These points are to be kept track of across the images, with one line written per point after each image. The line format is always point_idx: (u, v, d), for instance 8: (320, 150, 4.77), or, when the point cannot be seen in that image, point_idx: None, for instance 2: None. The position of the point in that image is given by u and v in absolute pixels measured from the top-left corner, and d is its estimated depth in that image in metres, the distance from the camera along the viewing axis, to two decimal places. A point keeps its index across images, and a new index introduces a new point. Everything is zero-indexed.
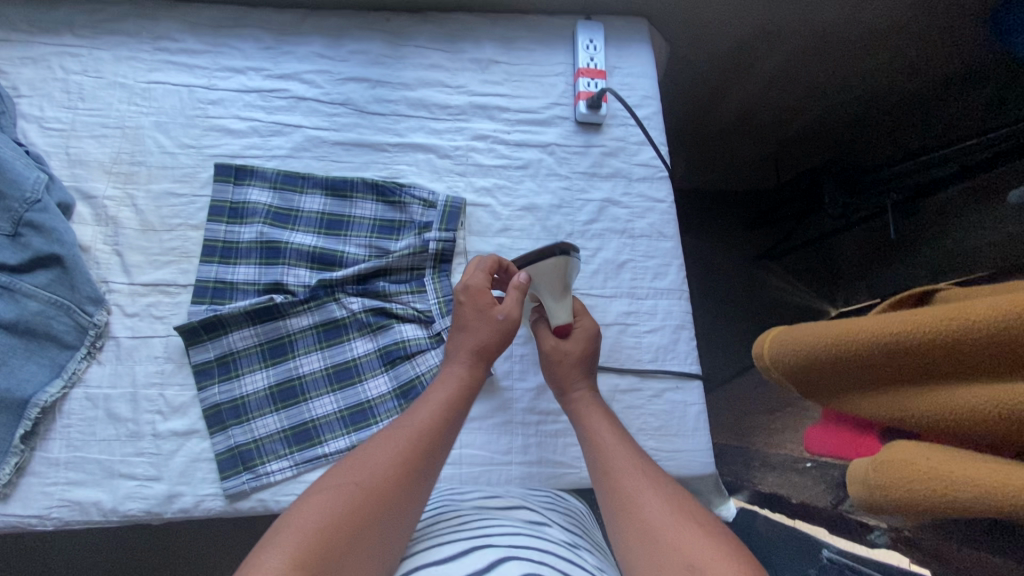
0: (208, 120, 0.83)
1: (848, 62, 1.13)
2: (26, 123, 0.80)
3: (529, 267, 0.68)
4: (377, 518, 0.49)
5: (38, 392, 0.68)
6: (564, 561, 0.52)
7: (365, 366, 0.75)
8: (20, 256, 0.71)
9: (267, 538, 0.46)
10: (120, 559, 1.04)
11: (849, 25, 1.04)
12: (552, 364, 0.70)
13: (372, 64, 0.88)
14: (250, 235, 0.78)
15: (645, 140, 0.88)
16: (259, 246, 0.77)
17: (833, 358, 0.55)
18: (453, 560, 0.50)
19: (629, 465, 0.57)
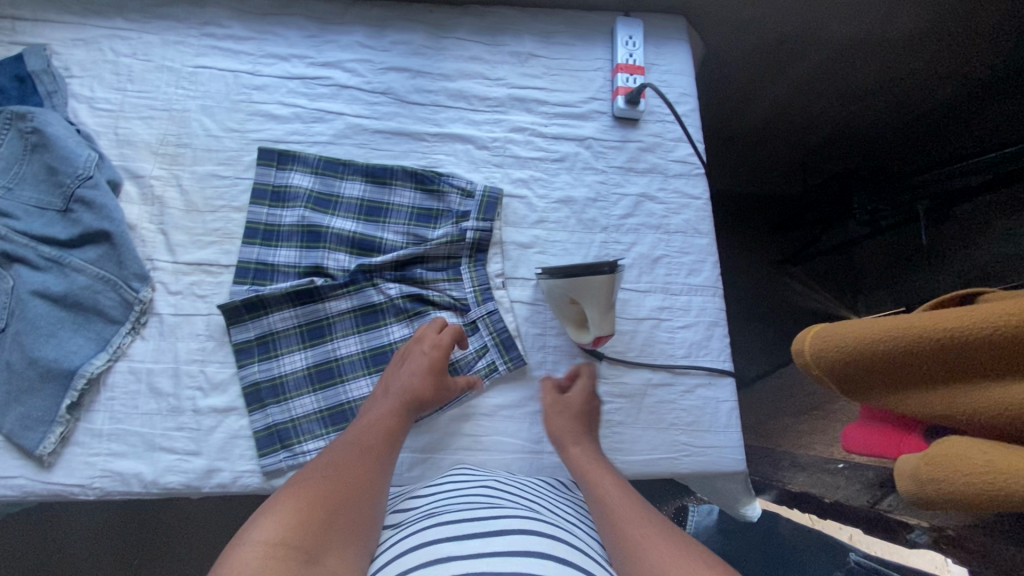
0: (252, 105, 0.84)
1: (882, 71, 1.12)
2: (77, 103, 0.82)
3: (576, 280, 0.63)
4: (338, 519, 0.54)
5: (85, 363, 0.70)
6: (574, 552, 0.54)
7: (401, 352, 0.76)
8: (71, 232, 0.73)
9: (245, 535, 0.51)
10: (132, 539, 1.06)
11: (881, 31, 1.03)
12: (550, 421, 0.72)
13: (413, 55, 0.89)
14: (292, 219, 0.79)
15: (682, 137, 0.88)
16: (301, 230, 0.78)
17: (870, 359, 0.55)
18: (462, 546, 0.52)
19: (632, 512, 0.59)
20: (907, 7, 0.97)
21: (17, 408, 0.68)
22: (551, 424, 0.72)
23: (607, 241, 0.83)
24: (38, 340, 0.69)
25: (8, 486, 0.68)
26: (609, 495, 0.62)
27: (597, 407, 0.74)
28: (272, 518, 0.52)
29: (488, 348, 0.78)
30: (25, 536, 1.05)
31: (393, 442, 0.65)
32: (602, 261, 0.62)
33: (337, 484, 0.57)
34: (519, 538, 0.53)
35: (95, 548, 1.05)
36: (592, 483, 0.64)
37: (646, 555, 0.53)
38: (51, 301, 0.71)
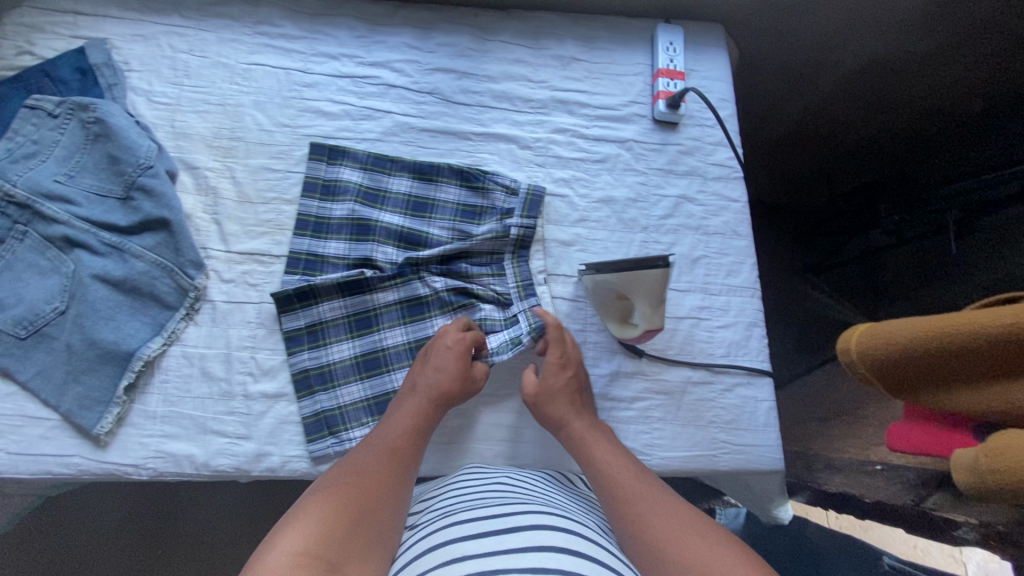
0: (304, 102, 0.87)
1: (910, 84, 1.13)
2: (135, 96, 0.85)
3: (629, 274, 0.64)
4: (361, 525, 0.55)
5: (142, 346, 0.72)
6: (593, 546, 0.54)
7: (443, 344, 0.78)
8: (131, 219, 0.76)
9: (271, 538, 0.52)
10: (162, 527, 1.06)
11: (922, 37, 1.03)
12: (542, 408, 0.71)
13: (458, 56, 0.91)
14: (342, 212, 0.81)
15: (721, 141, 0.90)
16: (351, 222, 0.80)
17: (929, 355, 0.56)
18: (481, 544, 0.52)
19: (646, 488, 0.61)
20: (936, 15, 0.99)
21: (76, 388, 0.70)
22: (543, 411, 0.71)
23: (647, 241, 0.85)
24: (99, 322, 0.72)
25: (64, 464, 0.69)
26: (617, 480, 0.63)
27: (579, 374, 0.74)
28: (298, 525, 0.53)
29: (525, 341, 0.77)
30: (50, 525, 1.05)
31: (414, 449, 0.66)
32: (656, 255, 0.63)
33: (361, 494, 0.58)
34: (533, 533, 0.53)
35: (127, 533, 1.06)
36: (599, 468, 0.65)
37: (663, 545, 0.54)
38: (110, 286, 0.74)
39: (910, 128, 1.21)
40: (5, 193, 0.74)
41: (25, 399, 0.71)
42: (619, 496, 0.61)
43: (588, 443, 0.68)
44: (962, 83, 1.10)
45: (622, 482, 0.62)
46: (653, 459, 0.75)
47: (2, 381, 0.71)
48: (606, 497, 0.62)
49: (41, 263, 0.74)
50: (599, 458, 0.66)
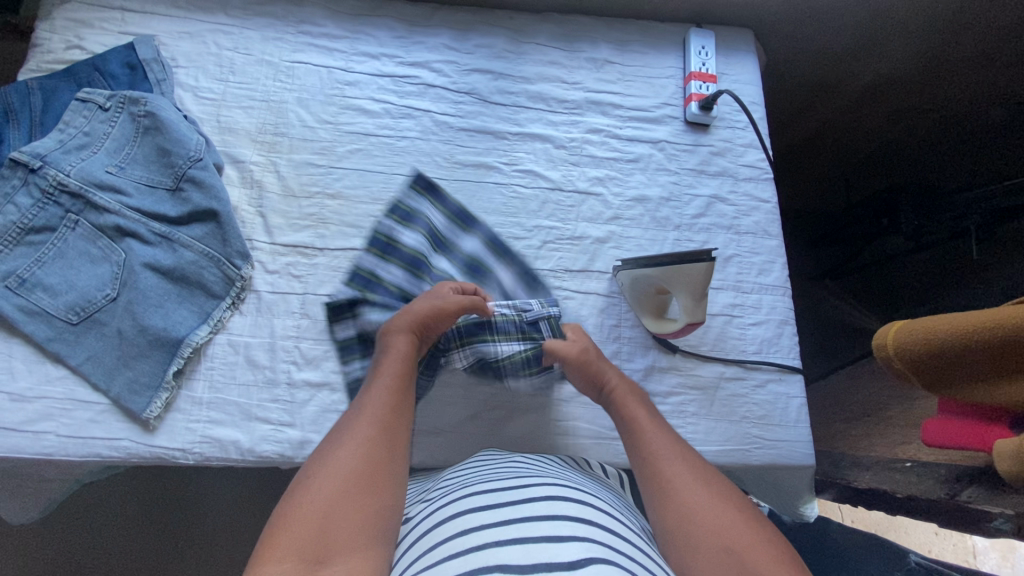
0: (345, 99, 0.89)
1: (934, 89, 1.14)
2: (182, 91, 0.87)
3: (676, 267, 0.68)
4: (355, 484, 0.51)
5: (190, 333, 0.74)
6: (608, 517, 0.55)
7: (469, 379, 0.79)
8: (181, 209, 0.78)
9: (270, 532, 0.47)
10: (188, 519, 1.07)
11: (953, 42, 1.04)
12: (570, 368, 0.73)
13: (495, 58, 0.93)
14: (410, 240, 0.82)
15: (751, 144, 0.92)
16: (415, 253, 0.81)
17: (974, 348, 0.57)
18: (497, 514, 0.52)
19: (674, 452, 0.61)
20: (968, 20, 1.00)
21: (127, 372, 0.72)
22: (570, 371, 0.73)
23: (679, 239, 0.86)
24: (149, 310, 0.73)
25: (113, 447, 0.71)
26: (649, 442, 0.62)
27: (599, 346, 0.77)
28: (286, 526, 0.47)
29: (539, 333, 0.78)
30: (80, 515, 1.06)
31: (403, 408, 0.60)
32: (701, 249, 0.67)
33: (350, 471, 0.52)
34: (548, 503, 0.54)
35: (155, 523, 1.07)
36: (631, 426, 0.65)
37: (688, 513, 0.54)
38: (160, 274, 0.75)
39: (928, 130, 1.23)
40: (58, 182, 0.76)
41: (76, 383, 0.72)
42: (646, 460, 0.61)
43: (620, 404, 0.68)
44: (985, 91, 1.10)
45: (651, 447, 0.62)
46: None
47: (54, 365, 0.73)
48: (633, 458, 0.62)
49: (92, 251, 0.76)
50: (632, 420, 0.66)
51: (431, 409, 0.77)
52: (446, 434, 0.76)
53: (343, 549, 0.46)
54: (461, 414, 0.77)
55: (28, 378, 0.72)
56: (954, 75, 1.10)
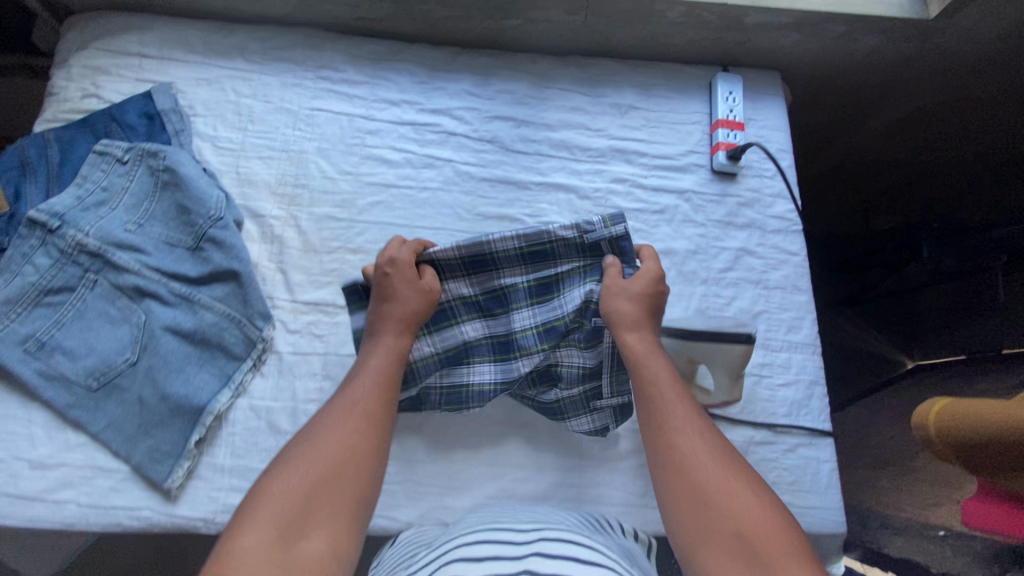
0: (366, 149, 0.87)
1: (955, 128, 1.11)
2: (200, 141, 0.85)
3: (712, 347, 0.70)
4: (333, 476, 0.55)
5: (212, 400, 0.72)
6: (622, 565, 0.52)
7: (521, 385, 0.78)
8: (201, 269, 0.76)
9: (249, 509, 0.51)
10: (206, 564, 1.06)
11: (978, 84, 1.01)
12: (608, 300, 0.71)
13: (518, 104, 0.91)
14: (457, 290, 0.76)
15: (780, 194, 0.90)
16: (478, 299, 0.76)
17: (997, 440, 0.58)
18: (509, 547, 0.51)
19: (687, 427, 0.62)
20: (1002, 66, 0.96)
21: (148, 440, 0.71)
22: (610, 306, 0.71)
23: (707, 294, 0.84)
24: (170, 375, 0.72)
25: (134, 517, 0.70)
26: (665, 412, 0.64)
27: (662, 294, 0.73)
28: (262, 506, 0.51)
29: (600, 255, 0.76)
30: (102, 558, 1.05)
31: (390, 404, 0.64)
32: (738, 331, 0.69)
33: (332, 461, 0.56)
34: (560, 544, 0.52)
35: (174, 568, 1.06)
36: (645, 389, 0.66)
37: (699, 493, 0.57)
38: (180, 337, 0.74)
39: (945, 165, 1.20)
40: (77, 242, 0.74)
41: (96, 450, 0.71)
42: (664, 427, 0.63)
43: (646, 361, 0.67)
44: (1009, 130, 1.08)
45: (667, 420, 0.63)
46: None
47: (74, 431, 0.72)
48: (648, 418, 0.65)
49: (111, 312, 0.74)
50: (650, 380, 0.66)
51: (456, 467, 0.76)
52: (473, 494, 0.74)
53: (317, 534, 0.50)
54: (485, 474, 0.75)
55: (49, 445, 0.71)
56: (980, 113, 1.07)
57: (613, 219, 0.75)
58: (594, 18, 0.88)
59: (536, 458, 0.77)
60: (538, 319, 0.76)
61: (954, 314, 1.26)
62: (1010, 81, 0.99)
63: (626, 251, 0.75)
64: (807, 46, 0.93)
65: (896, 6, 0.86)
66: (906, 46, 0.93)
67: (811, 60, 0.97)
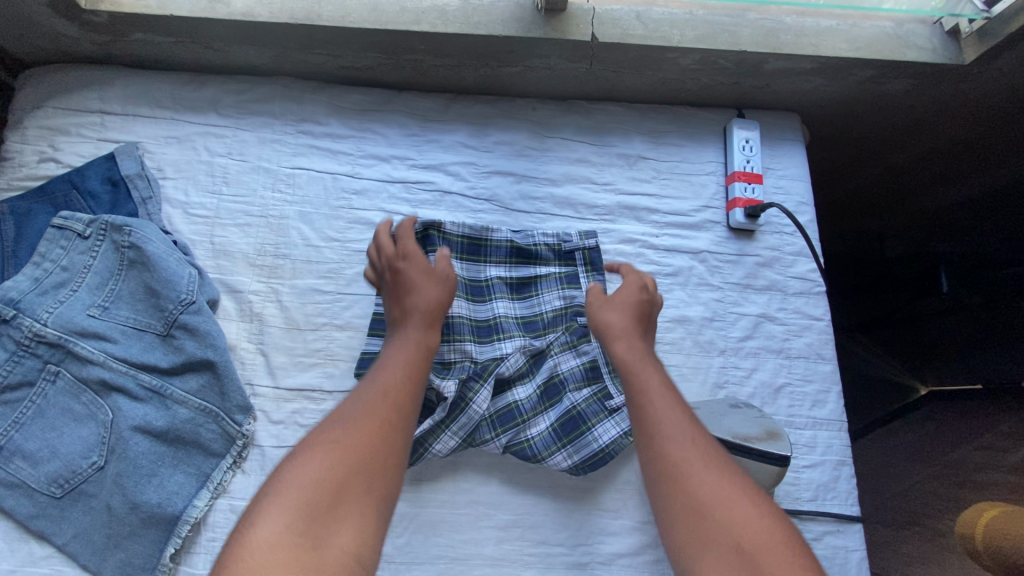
0: (353, 212, 0.80)
1: (967, 168, 1.06)
2: (170, 208, 0.78)
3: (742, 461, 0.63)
4: (355, 474, 0.52)
5: (188, 506, 0.66)
6: None
7: (532, 404, 0.74)
8: (172, 359, 0.69)
9: (262, 505, 0.50)
10: None
11: (991, 133, 0.97)
12: (596, 314, 0.70)
13: (518, 157, 0.84)
14: (454, 266, 0.78)
15: (801, 252, 0.83)
16: (465, 281, 0.79)
17: None
18: None
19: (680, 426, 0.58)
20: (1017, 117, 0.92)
21: (118, 554, 0.64)
22: (598, 317, 0.70)
23: (725, 366, 0.78)
24: (140, 482, 0.65)
25: None
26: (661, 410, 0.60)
27: (653, 304, 0.73)
28: (274, 499, 0.50)
29: (575, 262, 0.81)
30: None
31: (416, 390, 0.60)
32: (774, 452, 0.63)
33: (354, 456, 0.53)
34: None
35: None
36: (641, 388, 0.62)
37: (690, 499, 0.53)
38: (152, 437, 0.67)
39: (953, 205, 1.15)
40: (34, 333, 0.68)
41: (63, 563, 0.65)
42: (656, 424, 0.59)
43: (638, 364, 0.65)
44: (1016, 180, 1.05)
45: (657, 418, 0.59)
46: None
47: (38, 543, 0.66)
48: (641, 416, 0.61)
49: (75, 408, 0.68)
50: (642, 382, 0.63)
51: (458, 568, 0.68)
52: None
53: (335, 541, 0.48)
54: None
55: (10, 559, 0.65)
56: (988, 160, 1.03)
57: (586, 234, 0.81)
58: (600, 66, 0.81)
59: (545, 556, 0.69)
60: (518, 312, 0.79)
61: (968, 346, 1.20)
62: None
63: (597, 263, 0.81)
64: (831, 90, 0.86)
65: (929, 50, 0.79)
66: (937, 89, 0.86)
67: (832, 103, 0.90)
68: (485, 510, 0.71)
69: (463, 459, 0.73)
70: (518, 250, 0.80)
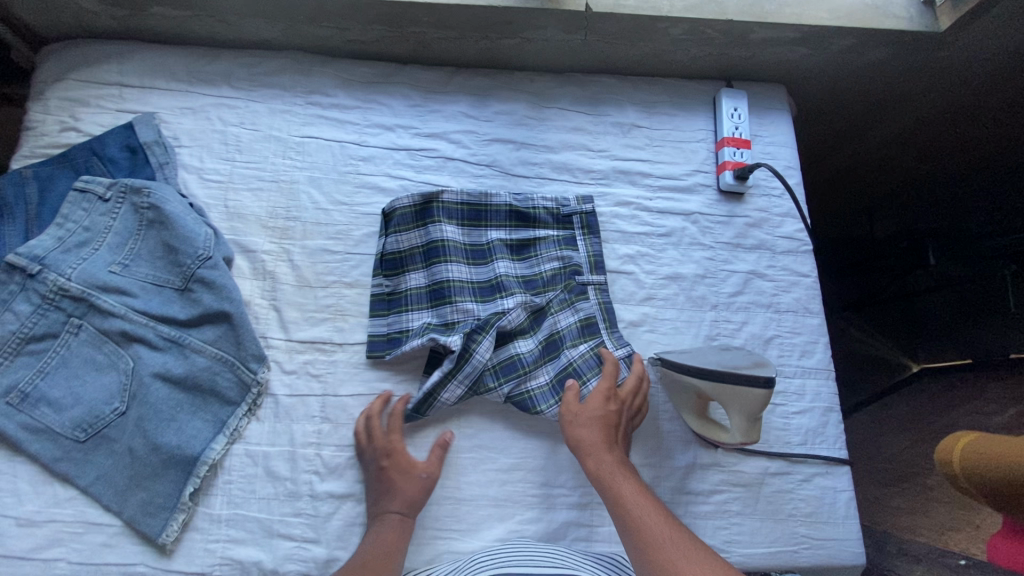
0: (360, 177, 0.84)
1: (965, 135, 1.07)
2: (186, 173, 0.82)
3: (725, 385, 0.63)
4: None
5: (206, 449, 0.69)
6: None
7: (532, 358, 0.77)
8: (190, 311, 0.73)
9: None
10: None
11: (974, 100, 0.99)
12: (567, 427, 0.70)
13: (517, 126, 0.88)
14: (453, 235, 0.81)
15: (788, 213, 0.87)
16: (465, 247, 0.81)
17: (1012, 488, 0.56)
18: None
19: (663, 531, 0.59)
20: (996, 83, 0.94)
21: (139, 493, 0.68)
22: (570, 432, 0.70)
23: (717, 320, 0.82)
24: (161, 425, 0.69)
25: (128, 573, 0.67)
26: (642, 522, 0.60)
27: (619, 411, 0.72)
28: None
29: (572, 225, 0.84)
30: None
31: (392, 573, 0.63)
32: (756, 372, 0.61)
33: None
34: None
35: None
36: (621, 504, 0.63)
37: None
38: (171, 385, 0.71)
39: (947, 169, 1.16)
40: (59, 287, 0.71)
41: (87, 504, 0.68)
42: (643, 544, 0.58)
43: (611, 479, 0.65)
44: (996, 143, 1.07)
45: (642, 530, 0.59)
46: (732, 557, 0.72)
47: (62, 485, 0.69)
48: (633, 546, 0.59)
49: (97, 358, 0.71)
50: (621, 495, 0.63)
51: (464, 509, 0.72)
52: (480, 536, 0.71)
53: None
54: (492, 517, 0.72)
55: (36, 501, 0.68)
56: (972, 127, 1.05)
57: (582, 199, 0.85)
58: (594, 37, 0.85)
59: (546, 497, 0.73)
60: (518, 272, 0.82)
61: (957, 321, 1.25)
62: (1009, 95, 0.96)
63: (593, 226, 0.84)
64: (814, 61, 0.91)
65: (907, 19, 0.84)
66: (917, 58, 0.91)
67: (815, 73, 0.95)
68: (490, 455, 0.74)
69: (468, 407, 0.76)
70: (517, 213, 0.83)
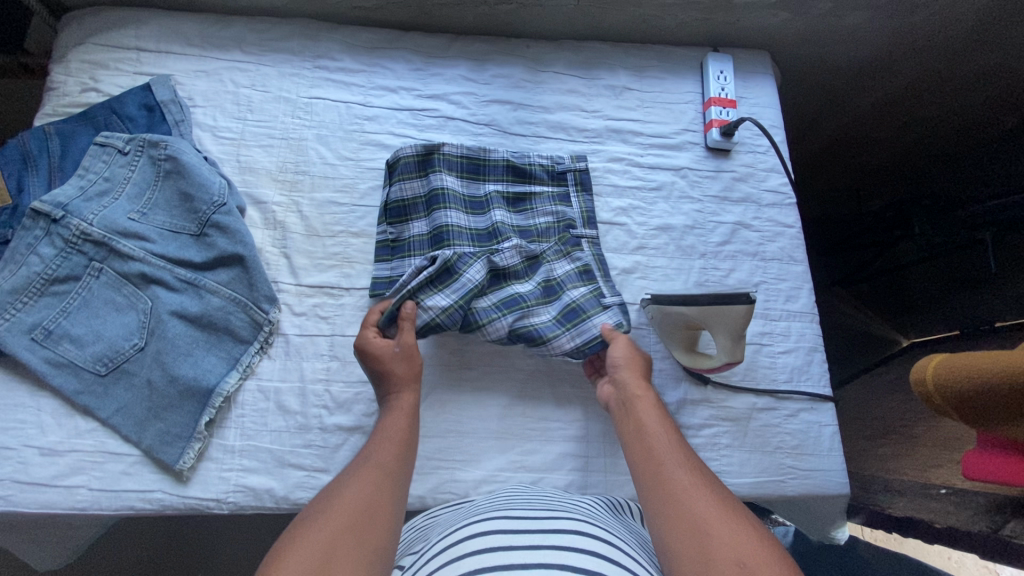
0: (365, 135, 0.88)
1: (953, 102, 1.10)
2: (200, 131, 0.86)
3: (712, 307, 0.69)
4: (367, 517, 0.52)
5: (221, 381, 0.73)
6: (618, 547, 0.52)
7: (533, 297, 0.79)
8: (205, 255, 0.77)
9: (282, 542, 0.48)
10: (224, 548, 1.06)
11: (954, 67, 1.03)
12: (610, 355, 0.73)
13: (514, 88, 0.93)
14: (452, 184, 0.85)
15: (773, 168, 0.92)
16: (465, 198, 0.85)
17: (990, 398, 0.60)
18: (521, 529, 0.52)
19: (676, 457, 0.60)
20: (975, 48, 0.98)
21: (158, 423, 0.71)
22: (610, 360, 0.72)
23: (705, 267, 0.86)
24: (178, 358, 0.73)
25: (147, 500, 0.70)
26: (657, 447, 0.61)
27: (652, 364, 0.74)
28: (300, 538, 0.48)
29: (567, 183, 0.88)
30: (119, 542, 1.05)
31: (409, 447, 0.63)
32: (738, 291, 0.67)
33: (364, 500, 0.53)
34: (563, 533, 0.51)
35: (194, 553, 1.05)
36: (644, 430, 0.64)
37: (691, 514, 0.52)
38: (187, 322, 0.75)
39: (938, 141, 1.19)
40: (81, 231, 0.75)
41: (107, 435, 0.72)
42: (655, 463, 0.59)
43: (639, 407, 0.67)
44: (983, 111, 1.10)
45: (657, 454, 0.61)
46: None
47: (83, 418, 0.72)
48: (645, 469, 0.60)
49: (117, 299, 0.75)
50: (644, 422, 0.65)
51: (465, 440, 0.75)
52: (481, 466, 0.74)
53: None
54: (492, 450, 0.75)
55: (58, 432, 0.71)
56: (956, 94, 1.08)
57: (576, 157, 0.89)
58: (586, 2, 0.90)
59: (544, 430, 0.77)
60: (514, 222, 0.86)
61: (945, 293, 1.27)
62: (988, 62, 1.00)
63: (587, 184, 0.89)
64: (794, 26, 0.96)
65: None
66: (895, 20, 0.96)
67: (797, 38, 1.00)
68: (490, 391, 0.78)
69: (468, 347, 0.80)
70: (513, 168, 0.87)
